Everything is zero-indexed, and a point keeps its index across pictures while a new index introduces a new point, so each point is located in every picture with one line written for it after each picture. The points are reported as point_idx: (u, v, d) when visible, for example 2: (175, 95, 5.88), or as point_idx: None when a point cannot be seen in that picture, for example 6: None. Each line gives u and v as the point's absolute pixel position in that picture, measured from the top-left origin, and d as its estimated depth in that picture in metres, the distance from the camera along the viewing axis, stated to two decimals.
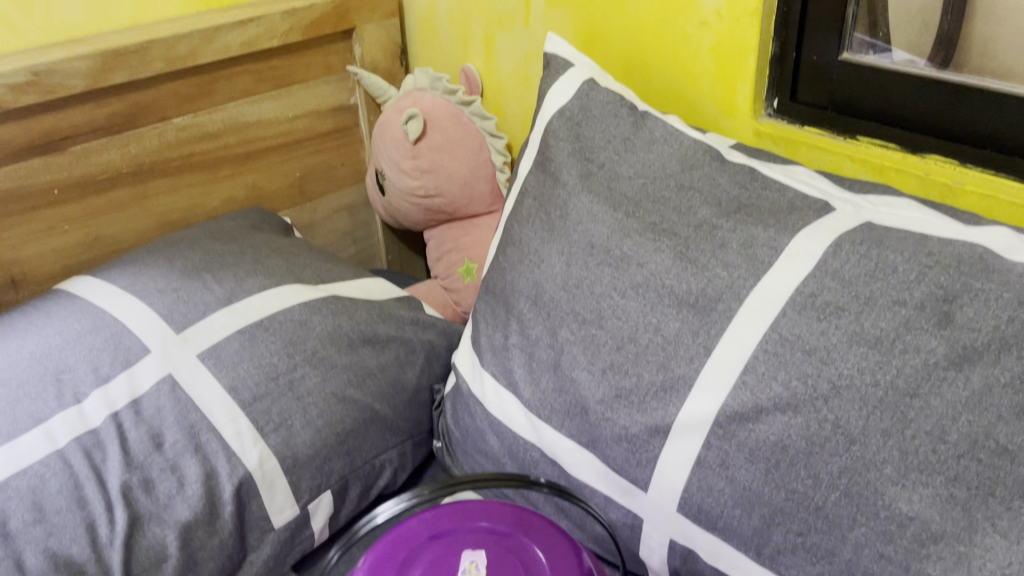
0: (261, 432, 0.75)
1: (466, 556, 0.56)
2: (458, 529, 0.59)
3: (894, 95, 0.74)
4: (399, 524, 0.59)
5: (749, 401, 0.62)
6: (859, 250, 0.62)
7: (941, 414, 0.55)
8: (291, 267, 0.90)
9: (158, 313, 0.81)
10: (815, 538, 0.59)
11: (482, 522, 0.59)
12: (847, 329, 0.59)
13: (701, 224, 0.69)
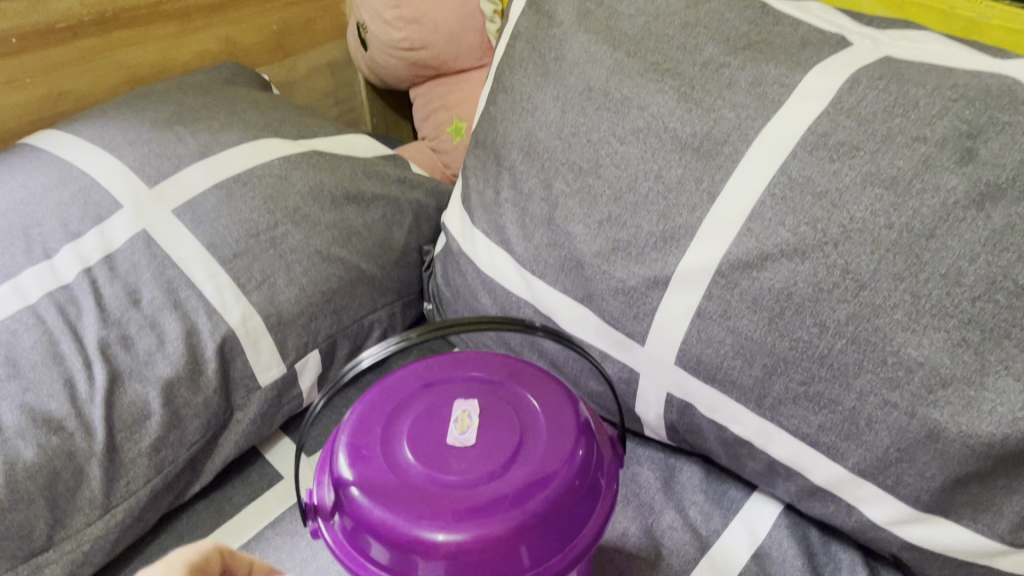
0: (243, 289, 0.72)
1: (458, 405, 0.54)
2: (450, 380, 0.56)
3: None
4: (389, 375, 0.57)
5: (753, 249, 0.59)
6: (878, 85, 0.57)
7: (957, 255, 0.52)
8: (269, 121, 0.85)
9: (129, 166, 0.77)
10: (818, 387, 0.58)
11: (475, 373, 0.57)
12: (861, 169, 0.56)
13: (707, 63, 0.64)
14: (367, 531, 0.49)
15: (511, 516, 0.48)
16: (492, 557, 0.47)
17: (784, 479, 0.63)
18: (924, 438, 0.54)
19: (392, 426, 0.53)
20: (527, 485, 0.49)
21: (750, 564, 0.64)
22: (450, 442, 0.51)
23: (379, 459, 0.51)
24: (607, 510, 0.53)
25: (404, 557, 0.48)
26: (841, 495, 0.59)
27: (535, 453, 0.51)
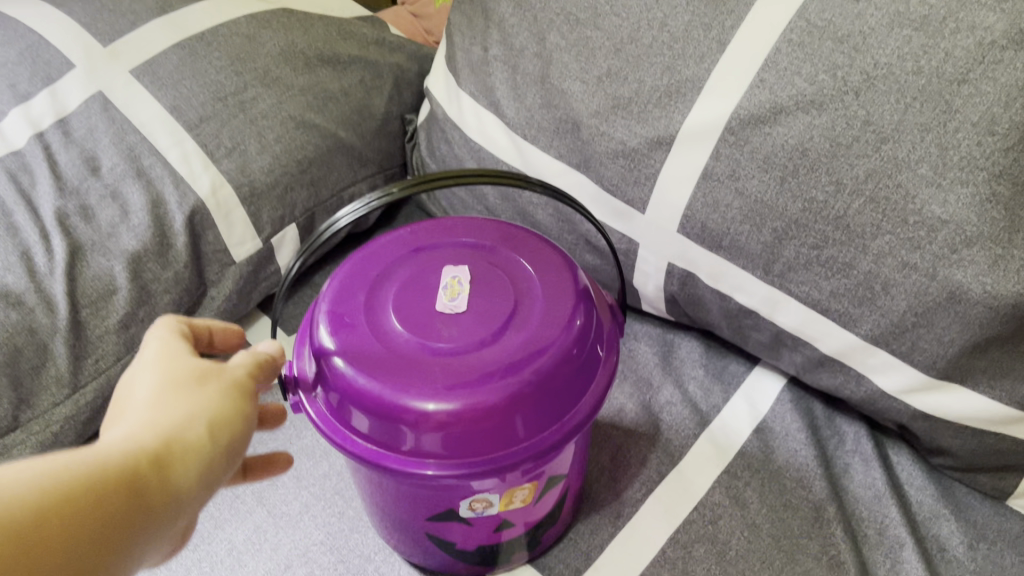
0: (212, 157, 0.66)
1: (447, 272, 0.50)
2: (437, 247, 0.52)
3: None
4: (370, 244, 0.53)
5: (767, 101, 0.54)
6: None
7: (991, 101, 0.47)
8: None
9: (80, 23, 0.70)
10: (832, 251, 0.54)
11: (463, 240, 0.53)
12: (889, 9, 0.50)
13: None
14: (351, 402, 0.45)
15: (508, 382, 0.44)
16: (488, 426, 0.44)
17: (790, 349, 0.60)
18: (944, 301, 0.50)
19: (375, 295, 0.49)
20: (524, 351, 0.45)
21: (752, 439, 0.62)
22: (439, 309, 0.47)
23: (362, 327, 0.47)
24: (607, 381, 0.49)
25: (392, 429, 0.44)
26: (851, 364, 0.57)
27: (532, 319, 0.47)
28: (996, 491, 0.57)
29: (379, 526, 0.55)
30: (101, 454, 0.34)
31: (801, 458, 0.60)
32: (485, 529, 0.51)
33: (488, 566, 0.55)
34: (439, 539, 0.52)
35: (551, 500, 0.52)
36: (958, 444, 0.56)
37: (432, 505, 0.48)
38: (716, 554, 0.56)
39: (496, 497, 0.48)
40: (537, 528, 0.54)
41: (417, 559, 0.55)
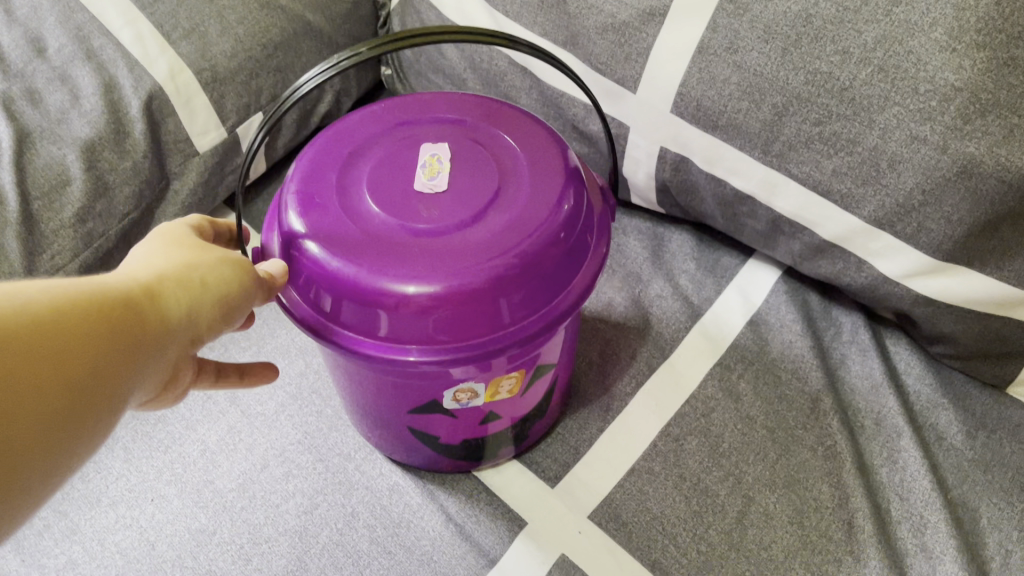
0: (169, 39, 0.61)
1: (426, 149, 0.45)
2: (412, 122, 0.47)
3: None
4: (340, 119, 0.48)
5: None
6: None
7: None
8: None
9: None
10: (836, 127, 0.50)
11: (441, 115, 0.47)
12: None
13: None
14: (323, 288, 0.41)
15: (494, 264, 0.40)
16: (472, 310, 0.40)
17: (787, 237, 0.58)
18: (954, 176, 0.47)
19: (346, 173, 0.44)
20: (510, 231, 0.41)
21: (746, 331, 0.60)
22: (418, 189, 0.43)
23: (333, 208, 0.42)
24: (598, 265, 0.45)
25: (368, 315, 0.41)
26: (852, 249, 0.54)
27: (518, 196, 0.43)
28: (998, 380, 0.55)
29: (359, 423, 0.52)
30: (91, 280, 0.32)
31: (797, 350, 0.58)
32: (470, 422, 0.48)
33: (474, 462, 0.53)
34: (421, 432, 0.49)
35: (539, 390, 0.49)
36: (960, 329, 0.53)
37: (412, 396, 0.45)
38: (710, 446, 0.54)
39: (483, 386, 0.45)
40: (524, 421, 0.51)
41: (400, 455, 0.53)
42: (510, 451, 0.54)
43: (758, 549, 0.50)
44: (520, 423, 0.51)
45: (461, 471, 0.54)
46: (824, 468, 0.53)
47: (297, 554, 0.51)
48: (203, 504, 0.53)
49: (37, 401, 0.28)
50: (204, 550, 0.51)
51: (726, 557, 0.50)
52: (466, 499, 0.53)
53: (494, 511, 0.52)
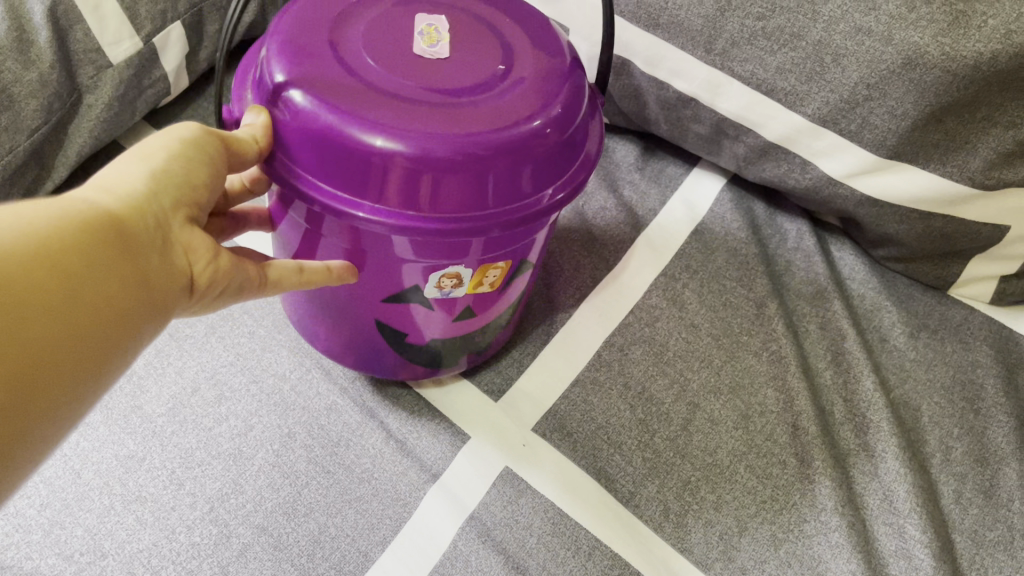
0: None
1: (421, 19, 0.40)
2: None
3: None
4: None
5: None
6: None
7: None
8: None
9: None
10: (779, 21, 0.49)
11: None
12: None
13: None
14: (316, 150, 0.36)
15: (512, 132, 0.36)
16: (486, 178, 0.36)
17: (732, 141, 0.56)
18: (899, 68, 0.46)
19: (333, 33, 0.39)
20: (529, 100, 0.38)
21: (691, 239, 0.58)
22: (417, 53, 0.38)
23: (327, 65, 0.37)
24: (597, 151, 0.42)
25: (354, 172, 0.36)
26: (796, 149, 0.53)
27: (526, 71, 0.39)
28: (941, 282, 0.55)
29: (314, 331, 0.50)
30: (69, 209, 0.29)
31: (741, 256, 0.58)
32: (447, 315, 0.46)
33: (437, 369, 0.51)
34: (390, 323, 0.46)
35: (520, 288, 0.47)
36: (903, 231, 0.53)
37: (391, 278, 0.42)
38: (655, 354, 0.53)
39: (469, 272, 0.42)
40: (496, 325, 0.50)
41: (362, 368, 0.51)
42: (476, 358, 0.52)
43: (703, 454, 0.50)
44: (491, 327, 0.49)
45: (418, 380, 0.52)
46: (768, 372, 0.53)
47: (232, 477, 0.49)
48: (131, 430, 0.50)
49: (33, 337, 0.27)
50: (133, 476, 0.48)
51: (671, 463, 0.49)
52: (407, 416, 0.52)
53: (437, 426, 0.51)
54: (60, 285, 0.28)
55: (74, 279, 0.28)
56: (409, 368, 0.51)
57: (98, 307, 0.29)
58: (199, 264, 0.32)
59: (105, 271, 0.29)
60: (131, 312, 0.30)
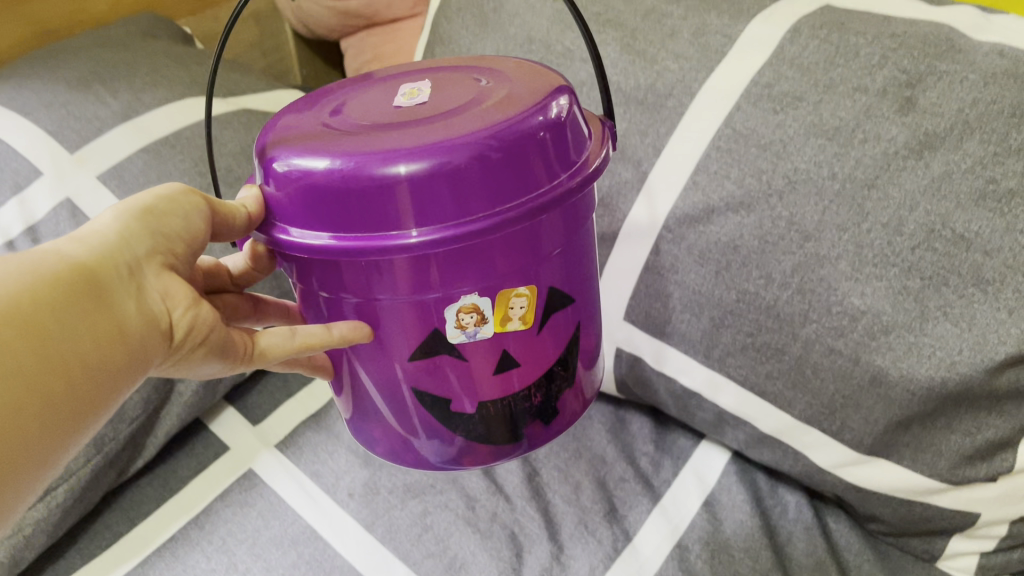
0: None
1: (412, 90, 0.49)
2: (381, 83, 0.53)
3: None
4: (300, 97, 0.53)
5: (699, 203, 0.60)
6: (820, 34, 0.57)
7: (898, 205, 0.53)
8: (196, 78, 0.83)
9: (47, 131, 0.75)
10: (765, 338, 0.58)
11: (421, 73, 0.53)
12: (805, 120, 0.56)
13: (649, 13, 0.65)
14: (302, 197, 0.44)
15: (478, 135, 0.42)
16: (464, 180, 0.42)
17: (733, 427, 0.64)
18: (868, 383, 0.55)
19: (320, 116, 0.49)
20: (496, 112, 0.44)
21: (701, 512, 0.65)
22: (404, 109, 0.47)
23: (306, 133, 0.46)
24: (583, 149, 0.47)
25: (348, 210, 0.43)
26: (791, 442, 0.61)
27: (500, 94, 0.47)
28: (928, 554, 0.61)
29: (364, 418, 0.57)
30: (48, 262, 0.40)
31: (748, 529, 0.64)
32: (485, 371, 0.51)
33: (495, 446, 0.56)
34: (431, 393, 0.52)
35: (560, 329, 0.52)
36: (888, 512, 0.60)
37: (420, 321, 0.47)
38: None
39: (486, 301, 0.47)
40: (549, 385, 0.54)
41: (418, 448, 0.57)
42: (540, 432, 0.57)
43: None
44: (544, 387, 0.54)
45: (483, 466, 0.57)
46: None
47: None
48: None
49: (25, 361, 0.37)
50: None
51: None
52: None
53: None
54: (51, 347, 0.38)
55: (64, 340, 0.39)
56: (458, 447, 0.56)
57: (81, 360, 0.40)
58: (175, 303, 0.43)
59: (89, 333, 0.40)
60: (107, 371, 0.41)
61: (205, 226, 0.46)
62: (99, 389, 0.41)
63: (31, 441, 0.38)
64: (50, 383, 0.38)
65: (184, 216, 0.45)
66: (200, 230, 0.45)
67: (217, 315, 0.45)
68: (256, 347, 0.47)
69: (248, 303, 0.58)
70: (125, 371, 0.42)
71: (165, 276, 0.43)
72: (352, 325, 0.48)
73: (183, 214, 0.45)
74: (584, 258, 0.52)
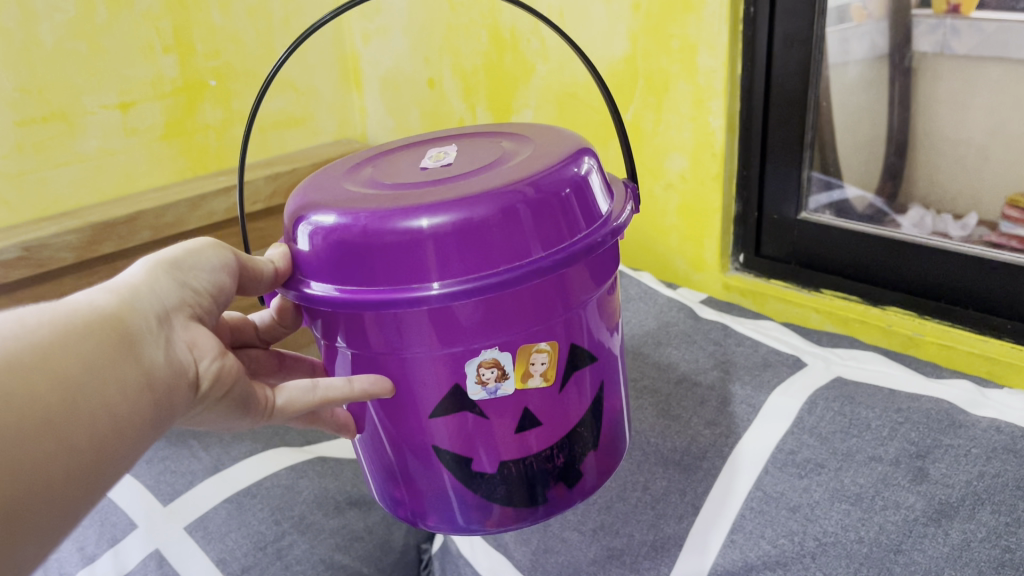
0: None
1: (440, 158, 0.57)
2: (401, 152, 0.62)
3: (832, 244, 0.82)
4: (328, 166, 0.61)
5: (738, 559, 0.61)
6: (832, 407, 0.65)
7: (925, 570, 0.54)
8: (277, 429, 0.92)
9: (146, 484, 0.82)
10: None
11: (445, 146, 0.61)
12: (828, 485, 0.60)
13: (680, 380, 0.76)
14: (332, 252, 0.50)
15: (501, 192, 0.48)
16: (485, 233, 0.48)
17: None
18: None
19: (348, 181, 0.56)
20: (513, 173, 0.51)
21: None
22: (431, 172, 0.54)
23: (334, 194, 0.53)
24: (598, 211, 0.53)
25: (375, 266, 0.48)
26: None
27: (517, 160, 0.54)
28: None
29: (385, 478, 0.60)
30: (79, 311, 0.43)
31: None
32: (506, 428, 0.54)
33: (514, 509, 0.58)
34: (451, 450, 0.55)
35: (578, 389, 0.56)
36: None
37: (444, 376, 0.51)
38: None
39: (506, 357, 0.51)
40: (570, 447, 0.58)
41: (438, 517, 0.59)
42: (563, 495, 0.59)
43: None
44: (566, 448, 0.57)
45: (502, 528, 0.59)
46: None
47: None
48: None
49: (57, 409, 0.40)
50: None
51: None
52: None
53: None
54: (79, 397, 0.41)
55: (90, 390, 0.41)
56: (479, 511, 0.58)
57: (108, 410, 0.42)
58: (200, 354, 0.46)
59: (117, 382, 0.43)
60: (132, 423, 0.43)
61: (234, 278, 0.51)
62: (123, 442, 0.43)
63: (49, 501, 0.39)
64: (73, 434, 0.40)
65: (212, 271, 0.49)
66: (227, 282, 0.50)
67: (242, 365, 0.49)
68: (276, 400, 0.51)
69: (273, 358, 0.63)
70: (149, 420, 0.44)
71: (193, 327, 0.47)
72: (375, 380, 0.52)
73: (211, 269, 0.49)
74: (600, 315, 0.56)
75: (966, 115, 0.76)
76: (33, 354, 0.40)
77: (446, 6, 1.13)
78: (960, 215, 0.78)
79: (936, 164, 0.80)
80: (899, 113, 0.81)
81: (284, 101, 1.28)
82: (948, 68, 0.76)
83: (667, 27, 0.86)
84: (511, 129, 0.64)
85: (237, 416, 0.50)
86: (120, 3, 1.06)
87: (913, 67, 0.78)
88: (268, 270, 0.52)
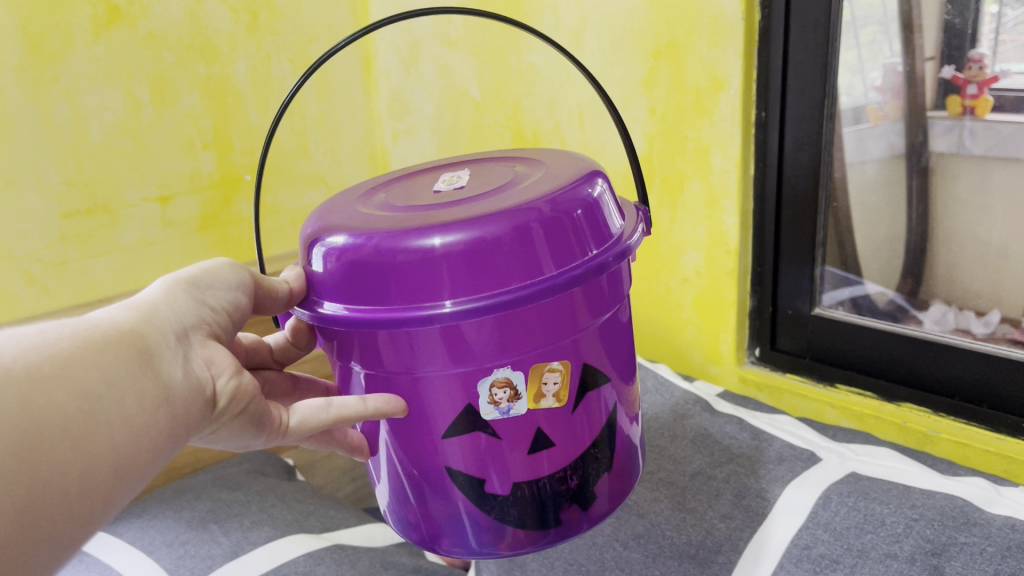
0: None
1: (450, 183, 0.61)
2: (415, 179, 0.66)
3: (845, 335, 0.84)
4: (343, 195, 0.65)
5: None
6: (846, 502, 0.65)
7: None
8: (296, 516, 0.92)
9: (165, 567, 0.82)
10: None
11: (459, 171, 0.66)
12: None
13: (696, 474, 0.76)
14: (348, 271, 0.53)
15: (513, 210, 0.51)
16: (495, 249, 0.51)
17: None
18: None
19: (363, 206, 0.60)
20: (526, 194, 0.54)
21: None
22: (441, 194, 0.59)
23: (351, 219, 0.57)
24: (609, 234, 0.56)
25: (390, 285, 0.52)
26: None
27: (526, 184, 0.57)
28: None
29: (402, 501, 0.62)
30: (100, 326, 0.47)
31: None
32: (518, 447, 0.57)
33: (528, 532, 0.60)
34: (465, 471, 0.57)
35: (590, 413, 0.58)
36: None
37: (457, 394, 0.54)
38: None
39: (519, 375, 0.54)
40: (585, 467, 0.60)
41: (455, 547, 0.61)
42: (576, 518, 0.61)
43: None
44: (580, 471, 0.59)
45: (516, 552, 0.61)
46: None
47: None
48: None
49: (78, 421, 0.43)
50: None
51: None
52: None
53: None
54: (98, 404, 0.44)
55: (110, 400, 0.45)
56: (494, 533, 0.60)
57: (126, 417, 0.45)
58: (214, 371, 0.50)
59: (136, 391, 0.46)
60: (149, 434, 0.46)
61: (249, 298, 0.56)
62: (140, 452, 0.46)
63: (58, 527, 0.42)
64: (90, 442, 0.43)
65: (228, 291, 0.55)
66: (242, 301, 0.56)
67: (258, 386, 0.53)
68: (290, 420, 0.54)
69: (287, 381, 0.66)
70: (166, 432, 0.47)
71: (211, 345, 0.52)
72: (389, 399, 0.55)
73: (227, 289, 0.55)
74: (613, 338, 0.59)
75: (986, 216, 0.77)
76: (58, 363, 0.43)
77: (472, 107, 1.19)
78: (982, 312, 0.78)
79: (957, 260, 0.80)
80: (916, 212, 0.82)
81: (316, 195, 1.33)
82: (962, 167, 0.77)
83: (681, 129, 0.90)
84: (525, 154, 0.68)
85: (252, 434, 0.53)
86: (165, 102, 1.13)
87: (931, 167, 0.79)
88: (285, 296, 0.57)
